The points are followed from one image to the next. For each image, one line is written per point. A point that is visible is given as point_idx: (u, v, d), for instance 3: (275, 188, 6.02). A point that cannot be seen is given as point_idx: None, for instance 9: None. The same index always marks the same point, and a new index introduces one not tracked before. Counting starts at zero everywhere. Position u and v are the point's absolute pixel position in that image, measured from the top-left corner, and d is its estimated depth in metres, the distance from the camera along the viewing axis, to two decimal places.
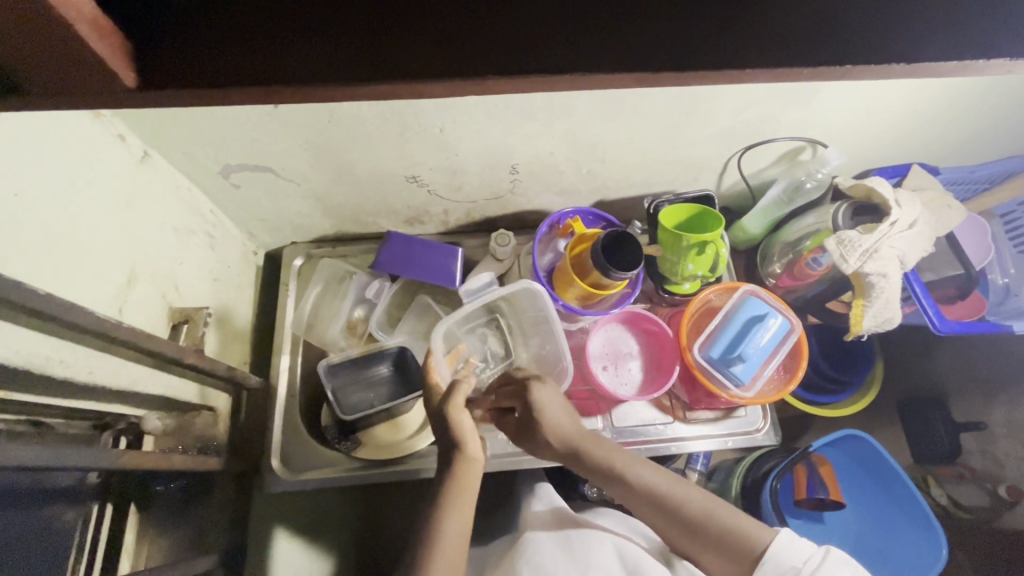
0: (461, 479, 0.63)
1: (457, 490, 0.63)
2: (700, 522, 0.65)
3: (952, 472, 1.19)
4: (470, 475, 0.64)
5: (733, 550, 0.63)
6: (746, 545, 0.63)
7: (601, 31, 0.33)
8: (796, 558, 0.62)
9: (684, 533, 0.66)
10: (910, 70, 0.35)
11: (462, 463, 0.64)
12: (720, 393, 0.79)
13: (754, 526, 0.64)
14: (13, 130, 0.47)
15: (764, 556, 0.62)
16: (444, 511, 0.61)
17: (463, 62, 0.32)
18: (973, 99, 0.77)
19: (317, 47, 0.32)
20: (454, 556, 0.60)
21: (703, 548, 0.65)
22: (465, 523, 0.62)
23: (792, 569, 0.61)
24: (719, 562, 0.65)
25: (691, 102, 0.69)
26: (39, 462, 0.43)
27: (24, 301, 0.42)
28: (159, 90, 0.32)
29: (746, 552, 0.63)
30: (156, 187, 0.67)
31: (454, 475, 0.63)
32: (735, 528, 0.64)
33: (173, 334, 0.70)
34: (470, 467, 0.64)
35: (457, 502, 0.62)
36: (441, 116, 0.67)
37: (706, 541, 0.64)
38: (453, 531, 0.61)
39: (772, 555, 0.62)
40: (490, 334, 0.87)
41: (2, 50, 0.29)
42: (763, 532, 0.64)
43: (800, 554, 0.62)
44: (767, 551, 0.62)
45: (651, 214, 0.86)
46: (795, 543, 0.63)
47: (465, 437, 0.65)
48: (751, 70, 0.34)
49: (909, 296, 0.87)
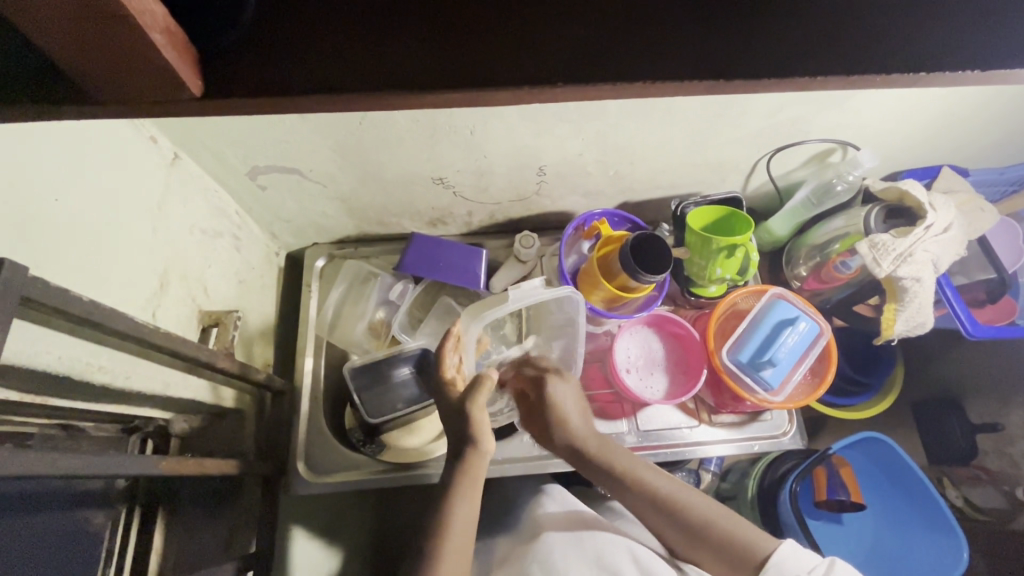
0: (474, 469, 0.62)
1: (466, 479, 0.62)
2: (707, 526, 0.64)
3: (969, 474, 1.18)
4: (480, 467, 0.63)
5: (736, 557, 0.63)
6: (750, 553, 0.62)
7: (663, 40, 0.33)
8: (800, 568, 0.61)
9: (688, 536, 0.65)
10: (982, 78, 0.34)
11: (473, 457, 0.63)
12: (749, 397, 0.78)
13: (760, 536, 0.63)
14: (55, 136, 0.47)
15: (767, 564, 0.61)
16: (454, 500, 0.61)
17: (527, 71, 0.33)
18: (1011, 102, 0.75)
19: (377, 56, 0.33)
20: (462, 545, 0.59)
21: (706, 552, 0.65)
22: (474, 511, 0.62)
23: None
24: (723, 568, 0.64)
25: (725, 105, 0.68)
26: (85, 471, 0.43)
27: (78, 312, 0.42)
28: (220, 96, 0.33)
29: (751, 560, 0.62)
30: (185, 189, 0.67)
31: (465, 467, 0.62)
32: (742, 535, 0.63)
33: (203, 337, 0.70)
34: (481, 459, 0.63)
35: (467, 489, 0.62)
36: (473, 118, 0.66)
37: (707, 547, 0.64)
38: (459, 521, 0.61)
39: (776, 563, 0.61)
40: (508, 322, 0.83)
41: (77, 62, 0.30)
42: (767, 540, 0.63)
43: (803, 564, 0.61)
44: (768, 560, 0.61)
45: (677, 216, 0.85)
46: (799, 554, 0.62)
47: (481, 432, 0.63)
48: (822, 78, 0.33)
49: (939, 299, 0.85)
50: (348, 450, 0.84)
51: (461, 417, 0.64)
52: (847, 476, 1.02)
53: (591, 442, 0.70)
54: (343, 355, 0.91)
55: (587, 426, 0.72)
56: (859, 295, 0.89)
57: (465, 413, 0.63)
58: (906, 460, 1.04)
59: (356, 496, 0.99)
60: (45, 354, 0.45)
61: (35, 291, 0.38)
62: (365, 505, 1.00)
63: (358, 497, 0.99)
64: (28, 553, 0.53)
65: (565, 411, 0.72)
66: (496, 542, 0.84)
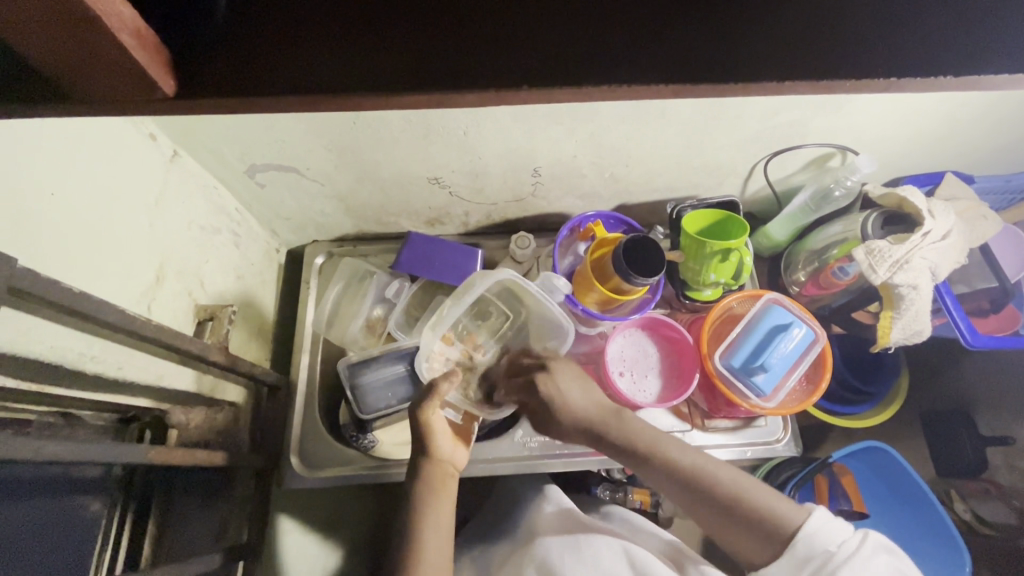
0: (436, 483, 0.64)
1: (432, 490, 0.63)
2: (709, 491, 0.62)
3: (977, 487, 1.14)
4: (444, 475, 0.65)
5: (756, 524, 0.59)
6: (772, 524, 0.59)
7: (620, 44, 0.34)
8: (829, 542, 0.56)
9: (698, 501, 0.62)
10: (958, 84, 0.34)
11: (431, 465, 0.65)
12: (741, 403, 0.78)
13: (781, 504, 0.60)
14: (52, 131, 0.48)
15: (796, 536, 0.57)
16: (423, 510, 0.62)
17: (498, 75, 0.34)
18: (1015, 109, 0.74)
19: (345, 58, 0.34)
20: (441, 555, 0.60)
21: (707, 514, 0.62)
22: (445, 527, 0.62)
23: (824, 553, 0.56)
24: (743, 539, 0.60)
25: (721, 108, 0.67)
26: (72, 456, 0.44)
27: (70, 303, 0.43)
28: (192, 94, 0.35)
29: (774, 530, 0.58)
30: (183, 186, 0.68)
31: (425, 477, 0.64)
32: (761, 500, 0.60)
33: (198, 330, 0.71)
34: (440, 469, 0.65)
35: (433, 508, 0.62)
36: (465, 121, 0.67)
37: (713, 510, 0.62)
38: (434, 542, 0.60)
39: (805, 537, 0.57)
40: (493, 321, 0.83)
41: (58, 63, 0.33)
42: (790, 511, 0.59)
43: (833, 538, 0.57)
44: (799, 532, 0.57)
45: (674, 220, 0.86)
46: (829, 525, 0.58)
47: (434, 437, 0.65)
48: (789, 83, 0.34)
49: (941, 308, 0.84)
50: (339, 446, 0.84)
51: (416, 426, 0.66)
52: (848, 483, 1.03)
53: (611, 427, 0.68)
54: (339, 352, 0.92)
55: (593, 408, 0.69)
56: (856, 302, 0.88)
57: (418, 418, 0.65)
58: (907, 469, 1.02)
59: (351, 493, 0.99)
60: (36, 342, 0.47)
61: (27, 283, 0.39)
62: (360, 501, 1.01)
63: (353, 494, 0.99)
64: (26, 535, 0.54)
65: (568, 395, 0.70)
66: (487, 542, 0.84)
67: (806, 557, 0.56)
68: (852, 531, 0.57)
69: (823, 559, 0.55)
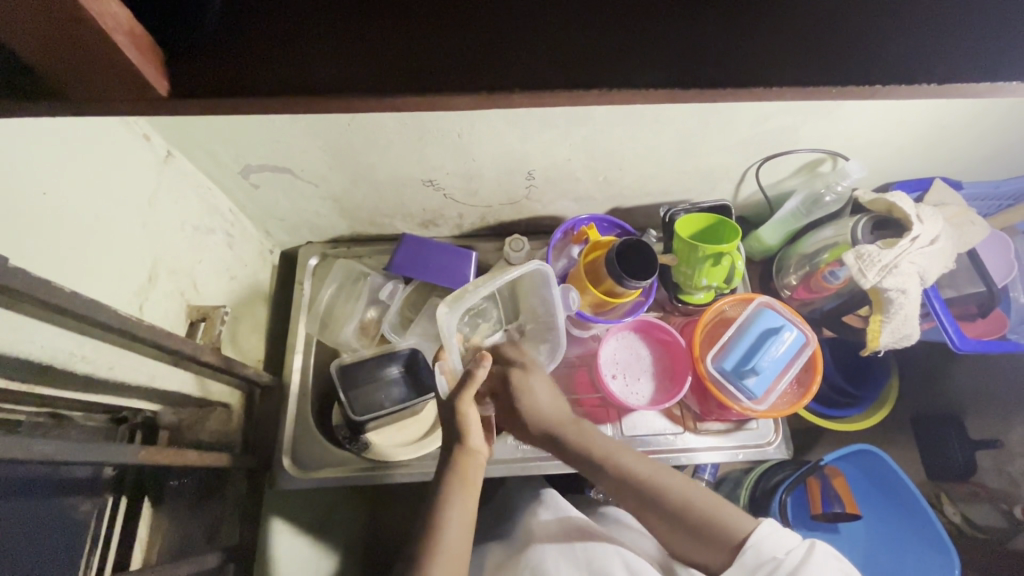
0: (464, 470, 0.63)
1: (461, 478, 0.63)
2: (660, 500, 0.62)
3: (967, 490, 1.15)
4: (475, 465, 0.64)
5: (708, 533, 0.60)
6: (723, 533, 0.60)
7: (608, 48, 0.35)
8: (778, 549, 0.58)
9: (649, 510, 0.63)
10: (937, 90, 0.35)
11: (462, 453, 0.64)
12: (732, 405, 0.78)
13: (731, 514, 0.61)
14: (44, 128, 0.48)
15: (743, 546, 0.58)
16: (449, 496, 0.61)
17: (490, 75, 0.34)
18: (1002, 116, 0.75)
19: (337, 59, 0.34)
20: (461, 547, 0.59)
21: (655, 521, 0.63)
22: (469, 518, 0.61)
23: (772, 560, 0.57)
24: (689, 544, 0.61)
25: (712, 112, 0.68)
26: (59, 457, 0.44)
27: (59, 301, 0.43)
28: (186, 95, 0.35)
29: (724, 537, 0.59)
30: (176, 186, 0.68)
31: (454, 466, 0.64)
32: (712, 511, 0.61)
33: (191, 331, 0.71)
34: (470, 458, 0.64)
35: (461, 493, 0.62)
36: (459, 123, 0.67)
37: (664, 519, 0.62)
38: (456, 531, 0.60)
39: (752, 545, 0.58)
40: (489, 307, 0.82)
41: (49, 58, 0.33)
42: (741, 520, 0.61)
43: (781, 545, 0.58)
44: (746, 542, 0.59)
45: (667, 223, 0.87)
46: (778, 534, 0.59)
47: (468, 428, 0.65)
48: (771, 87, 0.34)
49: (930, 313, 0.85)
50: (333, 448, 0.84)
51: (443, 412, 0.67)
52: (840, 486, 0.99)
53: (562, 425, 0.68)
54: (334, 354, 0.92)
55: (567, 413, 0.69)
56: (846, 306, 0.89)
57: (456, 410, 0.65)
58: (894, 470, 1.02)
59: (344, 496, 0.99)
60: (25, 342, 0.46)
61: (19, 282, 0.39)
62: (352, 503, 1.00)
63: (345, 497, 0.99)
64: (17, 535, 0.53)
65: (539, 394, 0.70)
66: (483, 547, 0.83)
67: (755, 565, 0.57)
68: (799, 541, 0.59)
69: (771, 567, 0.57)
